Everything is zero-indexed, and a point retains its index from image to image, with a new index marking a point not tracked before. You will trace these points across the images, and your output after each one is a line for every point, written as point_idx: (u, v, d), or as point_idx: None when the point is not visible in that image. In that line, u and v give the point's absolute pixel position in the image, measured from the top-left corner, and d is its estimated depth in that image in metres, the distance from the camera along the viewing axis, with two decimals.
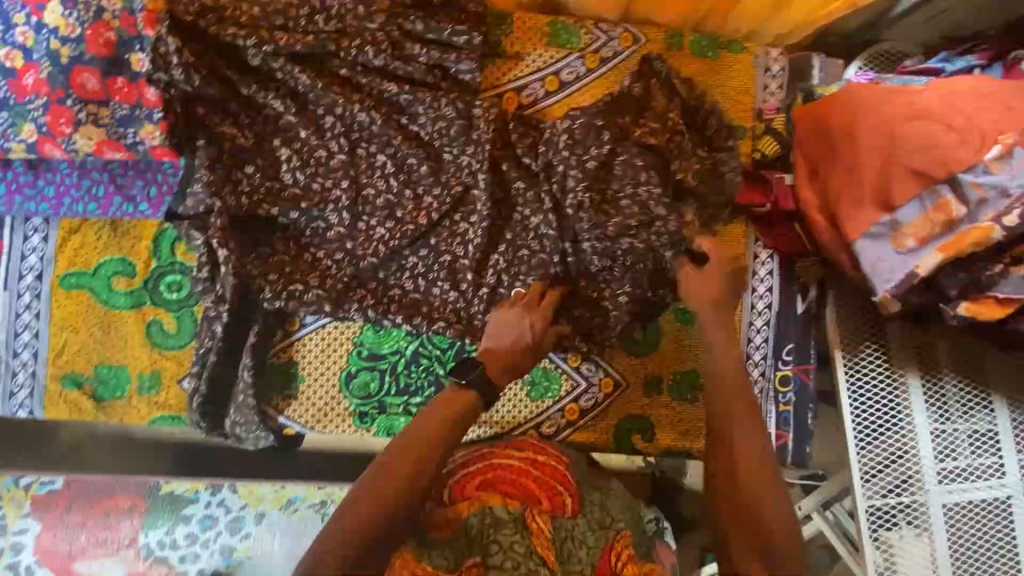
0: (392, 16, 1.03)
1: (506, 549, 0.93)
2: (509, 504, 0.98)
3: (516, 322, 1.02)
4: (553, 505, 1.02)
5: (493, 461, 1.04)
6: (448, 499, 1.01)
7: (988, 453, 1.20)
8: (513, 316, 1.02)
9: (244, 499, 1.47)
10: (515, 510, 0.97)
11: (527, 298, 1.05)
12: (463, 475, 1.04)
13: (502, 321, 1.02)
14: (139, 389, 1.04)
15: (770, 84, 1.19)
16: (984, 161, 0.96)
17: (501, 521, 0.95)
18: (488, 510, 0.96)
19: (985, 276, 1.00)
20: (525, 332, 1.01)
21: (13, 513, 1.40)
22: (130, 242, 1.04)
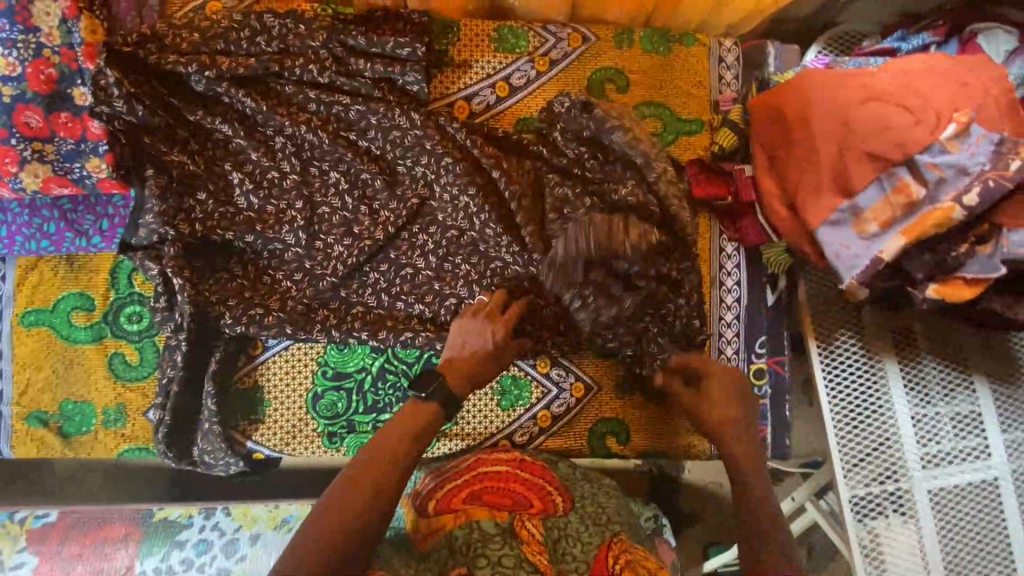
0: (334, 32, 1.03)
1: (495, 563, 0.89)
2: (498, 517, 0.96)
3: (477, 331, 1.02)
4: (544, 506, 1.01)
5: (478, 471, 1.04)
6: (433, 511, 0.99)
7: (972, 435, 1.18)
8: (474, 326, 1.03)
9: (238, 521, 1.36)
10: (502, 522, 0.95)
11: (487, 307, 1.05)
12: (449, 488, 1.02)
13: (464, 330, 1.03)
14: (104, 423, 1.04)
15: (725, 75, 1.17)
16: (940, 140, 0.95)
17: (490, 535, 0.93)
18: (475, 523, 0.94)
19: (951, 257, 0.99)
20: (485, 340, 1.02)
21: (8, 549, 1.30)
22: (87, 276, 1.04)
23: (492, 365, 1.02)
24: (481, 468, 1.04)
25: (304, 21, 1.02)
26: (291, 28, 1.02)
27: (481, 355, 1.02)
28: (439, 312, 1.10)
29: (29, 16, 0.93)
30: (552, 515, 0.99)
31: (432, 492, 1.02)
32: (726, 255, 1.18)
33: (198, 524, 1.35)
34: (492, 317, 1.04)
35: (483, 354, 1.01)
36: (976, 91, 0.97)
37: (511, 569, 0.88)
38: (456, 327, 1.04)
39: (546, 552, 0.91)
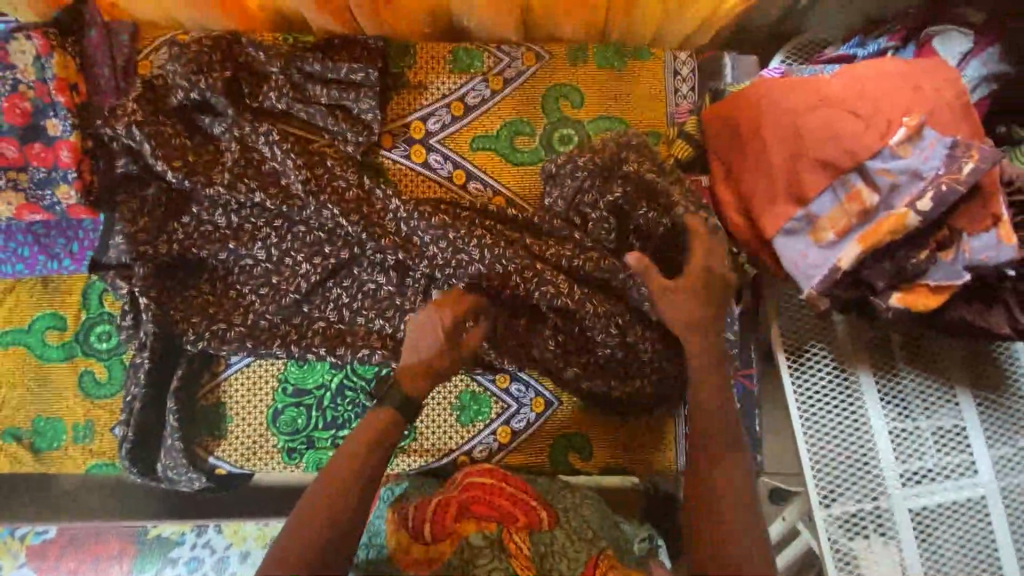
0: (291, 60, 1.07)
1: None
2: (486, 529, 0.97)
3: (428, 325, 0.97)
4: (529, 520, 0.99)
5: (467, 487, 1.02)
6: (422, 526, 0.97)
7: (955, 450, 1.12)
8: (426, 315, 0.97)
9: (228, 539, 1.41)
10: (491, 535, 0.96)
11: (444, 299, 1.00)
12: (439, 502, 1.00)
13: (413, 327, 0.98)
14: (74, 438, 1.07)
15: (681, 87, 1.17)
16: (890, 145, 0.93)
17: (480, 548, 0.94)
18: (465, 542, 0.95)
19: (911, 265, 0.96)
20: (437, 333, 0.96)
21: (8, 564, 1.39)
22: (61, 296, 1.09)
23: (448, 361, 0.97)
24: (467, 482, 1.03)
25: (262, 48, 1.06)
26: (253, 55, 1.06)
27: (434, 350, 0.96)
28: (398, 326, 1.11)
29: (6, 55, 1.01)
30: (537, 528, 0.99)
31: (422, 513, 0.99)
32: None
33: (189, 541, 1.40)
34: (449, 309, 0.98)
35: (436, 353, 0.96)
36: (929, 96, 0.95)
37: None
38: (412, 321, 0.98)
39: (530, 565, 0.93)
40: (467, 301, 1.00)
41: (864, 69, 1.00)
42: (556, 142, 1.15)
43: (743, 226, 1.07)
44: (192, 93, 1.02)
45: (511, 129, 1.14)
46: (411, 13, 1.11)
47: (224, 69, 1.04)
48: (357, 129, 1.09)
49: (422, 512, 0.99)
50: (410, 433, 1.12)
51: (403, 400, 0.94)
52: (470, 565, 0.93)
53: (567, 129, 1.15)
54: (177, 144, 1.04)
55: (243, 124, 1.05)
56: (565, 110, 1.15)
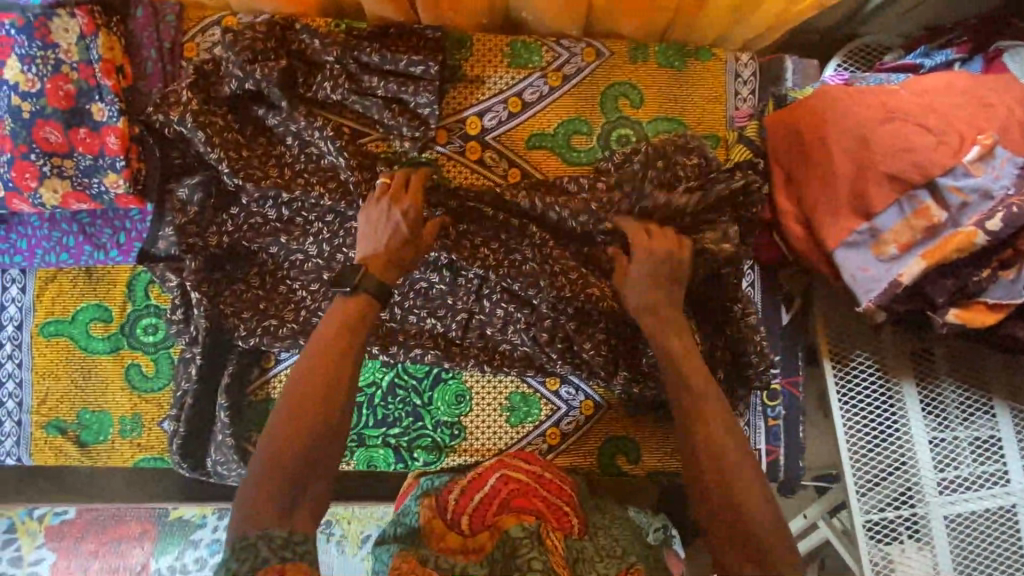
0: (347, 48, 1.02)
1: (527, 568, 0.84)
2: (526, 520, 0.92)
3: (383, 219, 0.93)
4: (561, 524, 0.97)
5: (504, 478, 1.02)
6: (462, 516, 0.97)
7: (991, 460, 1.15)
8: (379, 212, 0.94)
9: None
10: (529, 526, 0.91)
11: (395, 193, 0.96)
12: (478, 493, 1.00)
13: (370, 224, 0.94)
14: (121, 432, 1.06)
15: (741, 90, 1.15)
16: (963, 163, 0.93)
17: (521, 538, 0.89)
18: (506, 532, 0.91)
19: (972, 282, 0.97)
20: (395, 228, 0.93)
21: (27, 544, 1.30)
22: (105, 288, 1.06)
23: (412, 253, 0.93)
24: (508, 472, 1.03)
25: (318, 35, 1.02)
26: (308, 42, 1.02)
27: (391, 247, 0.92)
28: (451, 327, 1.11)
29: (47, 32, 0.94)
30: (570, 532, 0.97)
31: (461, 505, 0.99)
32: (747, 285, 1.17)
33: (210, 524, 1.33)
34: (401, 202, 0.95)
35: (394, 240, 0.92)
36: (1000, 113, 0.94)
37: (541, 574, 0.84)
38: (367, 215, 0.94)
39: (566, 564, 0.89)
40: (412, 184, 0.98)
41: (935, 82, 0.98)
42: (613, 142, 1.12)
43: (801, 235, 1.06)
44: (249, 84, 0.99)
45: (568, 128, 1.12)
46: (471, 8, 1.07)
47: (278, 57, 1.00)
48: (412, 121, 1.05)
49: (459, 503, 1.00)
50: (460, 433, 1.12)
51: (376, 286, 0.89)
52: (511, 557, 0.87)
53: (625, 130, 1.12)
54: (230, 138, 1.01)
55: (298, 116, 1.02)
56: (623, 110, 1.13)
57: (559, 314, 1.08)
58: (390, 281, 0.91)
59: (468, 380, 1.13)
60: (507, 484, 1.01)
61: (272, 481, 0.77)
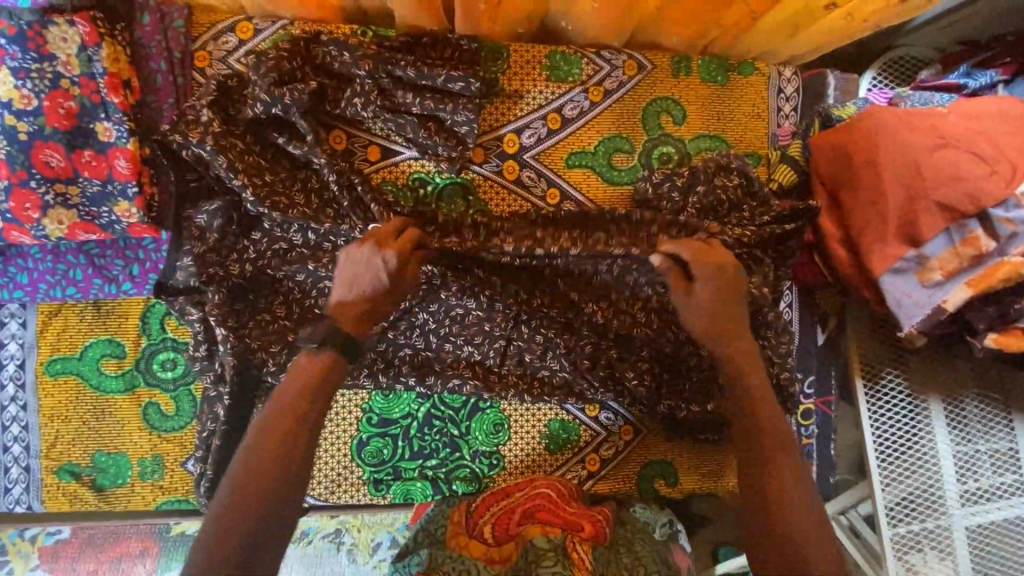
0: (379, 62, 0.95)
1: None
2: (550, 533, 0.96)
3: (365, 265, 0.83)
4: (595, 531, 0.99)
5: (532, 490, 1.01)
6: (489, 530, 0.98)
7: (1010, 472, 1.18)
8: (363, 252, 0.84)
9: None
10: (554, 539, 0.95)
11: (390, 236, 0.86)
12: (504, 505, 1.00)
13: (348, 264, 0.84)
14: (140, 474, 1.00)
15: (783, 106, 1.12)
16: (1015, 194, 0.92)
17: (545, 550, 0.92)
18: (529, 543, 0.94)
19: (1013, 309, 0.98)
20: (380, 279, 0.83)
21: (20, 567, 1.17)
22: (116, 321, 0.98)
23: (387, 310, 0.85)
24: (535, 487, 1.02)
25: (347, 48, 0.94)
26: (335, 55, 0.94)
27: (370, 303, 0.83)
28: (488, 354, 1.06)
29: (44, 42, 0.83)
30: (600, 542, 0.98)
31: (485, 517, 0.99)
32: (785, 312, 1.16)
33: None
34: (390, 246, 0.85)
35: (376, 294, 0.83)
36: None
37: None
38: (349, 256, 0.84)
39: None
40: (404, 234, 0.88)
41: (984, 110, 0.98)
42: (655, 161, 1.08)
43: (844, 260, 1.06)
44: (275, 108, 0.92)
45: (608, 146, 1.07)
46: (511, 18, 1.00)
47: (306, 78, 0.94)
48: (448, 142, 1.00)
49: (481, 514, 1.00)
50: (499, 463, 1.10)
51: (344, 340, 0.81)
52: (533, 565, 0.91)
53: (668, 148, 1.08)
54: (252, 161, 0.94)
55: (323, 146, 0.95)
56: (665, 127, 1.08)
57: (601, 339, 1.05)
58: (360, 339, 0.83)
59: (506, 409, 1.10)
60: (533, 499, 1.00)
61: (226, 547, 0.68)
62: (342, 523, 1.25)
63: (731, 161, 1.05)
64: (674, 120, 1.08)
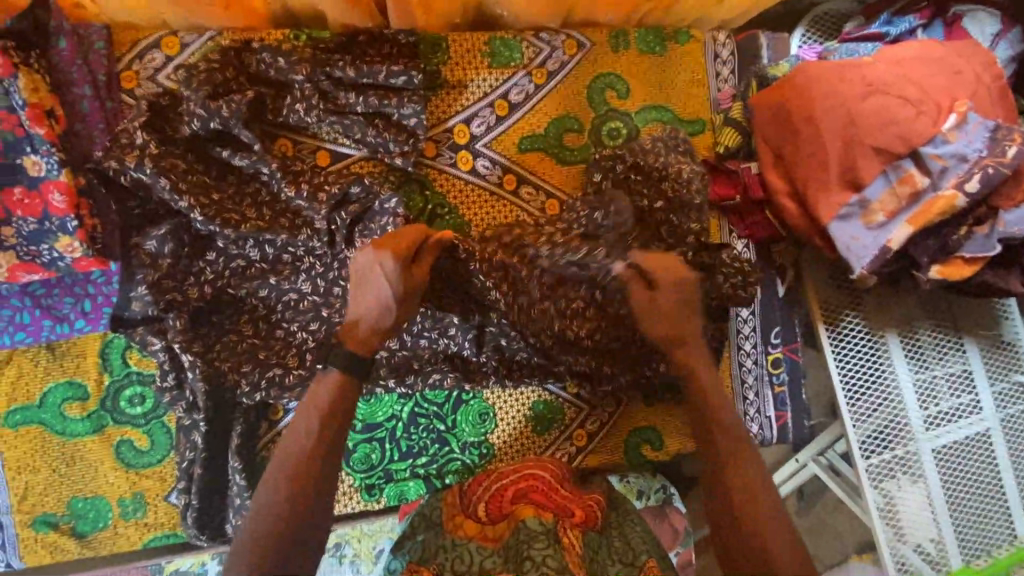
0: (317, 64, 0.93)
1: (539, 564, 0.83)
2: (543, 516, 0.91)
3: (370, 270, 0.83)
4: (585, 517, 0.97)
5: (525, 470, 1.01)
6: (486, 509, 0.98)
7: (965, 392, 1.28)
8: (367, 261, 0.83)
9: None
10: (548, 522, 0.90)
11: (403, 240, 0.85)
12: (498, 485, 1.00)
13: (358, 278, 0.84)
14: (121, 515, 0.96)
15: (721, 71, 1.15)
16: (942, 131, 0.98)
17: (535, 533, 0.87)
18: (521, 524, 0.90)
19: (952, 240, 1.04)
20: (387, 288, 0.82)
21: None
22: (74, 362, 0.94)
23: (391, 321, 0.83)
24: (527, 469, 1.01)
25: (281, 53, 0.92)
26: (269, 62, 0.92)
27: (390, 311, 0.83)
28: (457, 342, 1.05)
29: None
30: (591, 527, 0.96)
31: (481, 494, 1.00)
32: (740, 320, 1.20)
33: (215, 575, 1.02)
34: (401, 259, 0.83)
35: (382, 308, 0.82)
36: (970, 79, 1.00)
37: (555, 571, 0.82)
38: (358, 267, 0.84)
39: (583, 562, 0.87)
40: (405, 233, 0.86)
41: (906, 54, 1.03)
42: (605, 136, 1.10)
43: (795, 213, 1.09)
44: (212, 123, 0.89)
45: (558, 127, 1.08)
46: (445, 9, 1.00)
47: (241, 89, 0.92)
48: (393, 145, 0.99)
49: (476, 490, 1.01)
50: (489, 451, 1.10)
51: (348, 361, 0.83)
52: (525, 548, 0.86)
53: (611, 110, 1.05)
54: (196, 180, 0.91)
55: (271, 161, 0.94)
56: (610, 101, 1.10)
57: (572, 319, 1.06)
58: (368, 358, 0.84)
59: (490, 397, 1.11)
60: (526, 480, 0.99)
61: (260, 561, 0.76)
62: (341, 536, 1.15)
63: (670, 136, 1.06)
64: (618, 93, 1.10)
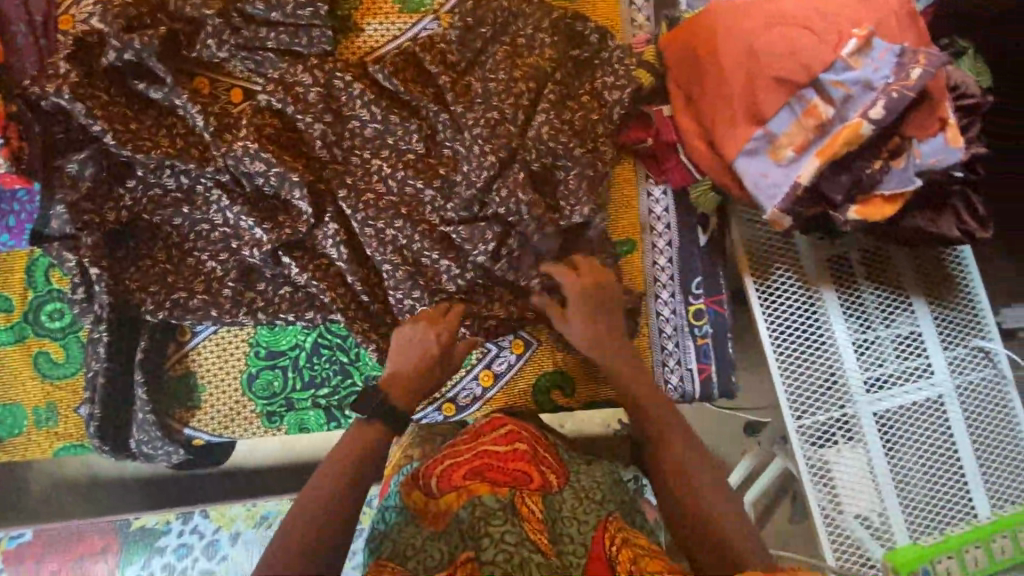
0: (230, 2, 1.01)
1: (497, 541, 0.82)
2: (499, 491, 0.89)
3: (418, 341, 0.99)
4: (543, 481, 0.93)
5: (478, 449, 0.97)
6: (437, 489, 0.92)
7: (914, 355, 1.19)
8: (415, 333, 1.00)
9: (216, 522, 1.28)
10: (503, 497, 0.88)
11: (436, 320, 1.01)
12: (451, 463, 0.95)
13: (408, 338, 0.99)
14: (36, 423, 1.03)
15: (637, 18, 1.16)
16: (843, 57, 0.95)
17: (492, 510, 0.85)
18: (476, 500, 0.87)
19: (866, 175, 0.98)
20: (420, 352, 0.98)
21: None
22: (2, 277, 1.03)
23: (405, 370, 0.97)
24: (483, 447, 0.97)
25: None
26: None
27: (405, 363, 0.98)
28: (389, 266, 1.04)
29: None
30: (552, 489, 0.92)
31: (430, 469, 0.96)
32: (657, 267, 1.17)
33: (176, 530, 1.27)
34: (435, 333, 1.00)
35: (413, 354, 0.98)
36: (876, 6, 0.97)
37: (514, 544, 0.81)
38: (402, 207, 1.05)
39: (546, 529, 0.85)
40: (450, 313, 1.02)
41: None
42: None
43: (704, 154, 1.08)
44: (126, 54, 0.97)
45: None
46: None
47: (155, 24, 1.00)
48: (291, 92, 1.03)
49: (428, 469, 0.96)
50: None
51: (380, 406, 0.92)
52: (481, 524, 0.84)
53: (523, 29, 1.06)
54: (116, 111, 0.99)
55: (182, 94, 1.01)
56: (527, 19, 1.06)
57: (477, 267, 1.05)
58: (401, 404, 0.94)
59: None
60: (481, 457, 0.95)
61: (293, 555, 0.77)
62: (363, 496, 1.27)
63: (590, 33, 1.08)
64: (534, 12, 1.06)
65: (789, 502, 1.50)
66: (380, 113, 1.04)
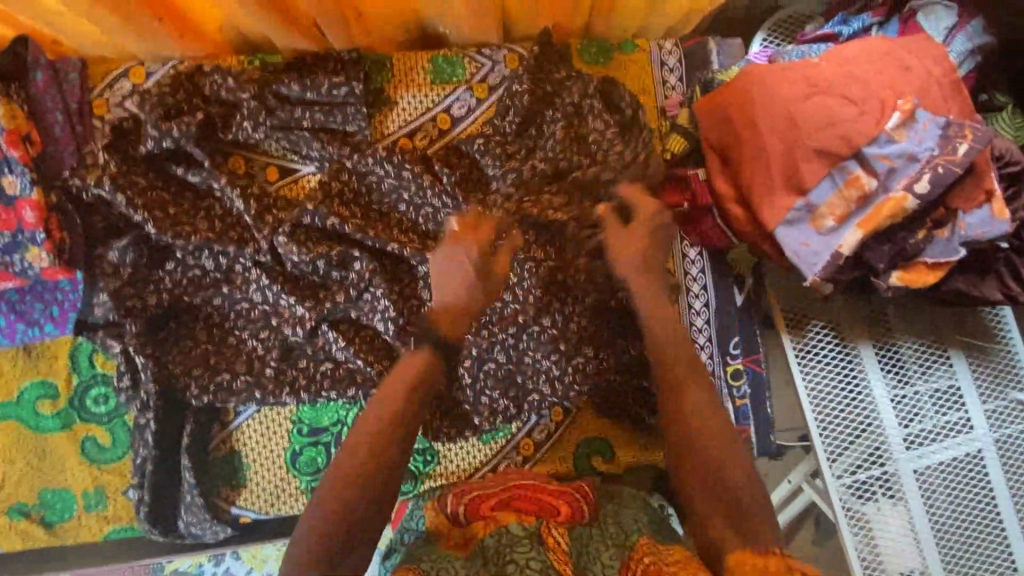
0: (264, 84, 1.01)
1: (522, 567, 0.76)
2: (526, 520, 0.86)
3: (458, 262, 0.87)
4: (570, 513, 0.93)
5: (512, 488, 0.97)
6: (465, 517, 0.92)
7: (953, 409, 1.18)
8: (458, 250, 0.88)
9: (247, 564, 1.30)
10: (529, 526, 0.84)
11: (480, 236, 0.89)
12: (479, 496, 0.95)
13: (447, 257, 0.87)
14: (86, 507, 1.05)
15: (669, 79, 1.15)
16: (886, 130, 0.94)
17: (517, 538, 0.81)
18: (502, 529, 0.83)
19: (909, 245, 0.98)
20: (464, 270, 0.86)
21: None
22: (46, 363, 1.03)
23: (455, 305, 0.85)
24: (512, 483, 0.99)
25: (229, 73, 1.00)
26: (220, 82, 0.99)
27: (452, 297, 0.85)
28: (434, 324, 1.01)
29: None
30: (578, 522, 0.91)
31: (458, 498, 0.96)
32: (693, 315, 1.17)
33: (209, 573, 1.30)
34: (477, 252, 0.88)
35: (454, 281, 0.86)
36: (918, 75, 0.96)
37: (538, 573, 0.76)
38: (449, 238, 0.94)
39: (571, 561, 0.80)
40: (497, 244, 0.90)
41: (851, 51, 0.99)
42: None
43: (743, 218, 1.06)
44: (165, 141, 0.97)
45: None
46: (384, 29, 1.05)
47: (192, 109, 1.00)
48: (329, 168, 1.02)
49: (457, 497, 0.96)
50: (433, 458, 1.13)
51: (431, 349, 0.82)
52: (503, 550, 0.80)
53: (559, 96, 1.05)
54: (155, 196, 0.99)
55: (220, 176, 1.00)
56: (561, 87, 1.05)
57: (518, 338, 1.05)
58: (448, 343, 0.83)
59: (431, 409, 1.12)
60: (511, 493, 0.96)
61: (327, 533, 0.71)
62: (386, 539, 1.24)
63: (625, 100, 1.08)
64: (569, 79, 1.05)
65: (812, 526, 1.47)
66: (415, 184, 1.02)
